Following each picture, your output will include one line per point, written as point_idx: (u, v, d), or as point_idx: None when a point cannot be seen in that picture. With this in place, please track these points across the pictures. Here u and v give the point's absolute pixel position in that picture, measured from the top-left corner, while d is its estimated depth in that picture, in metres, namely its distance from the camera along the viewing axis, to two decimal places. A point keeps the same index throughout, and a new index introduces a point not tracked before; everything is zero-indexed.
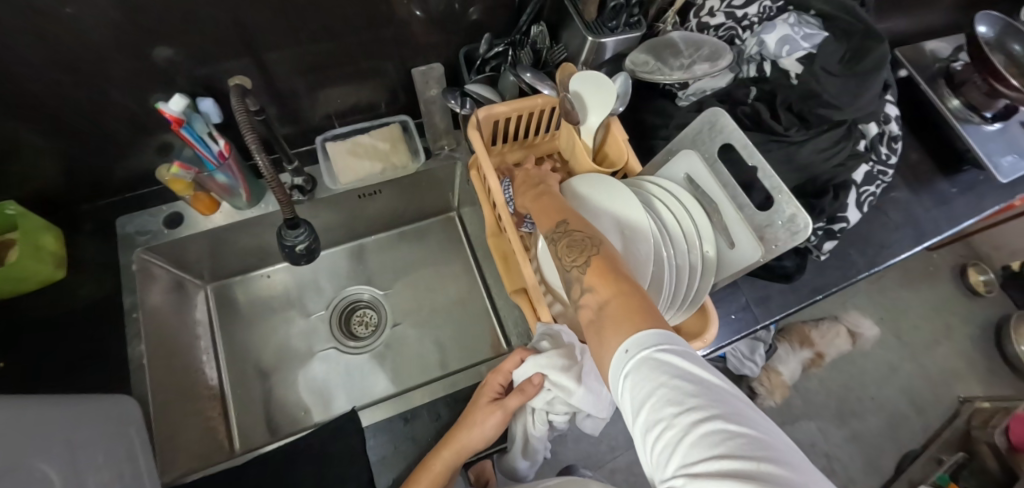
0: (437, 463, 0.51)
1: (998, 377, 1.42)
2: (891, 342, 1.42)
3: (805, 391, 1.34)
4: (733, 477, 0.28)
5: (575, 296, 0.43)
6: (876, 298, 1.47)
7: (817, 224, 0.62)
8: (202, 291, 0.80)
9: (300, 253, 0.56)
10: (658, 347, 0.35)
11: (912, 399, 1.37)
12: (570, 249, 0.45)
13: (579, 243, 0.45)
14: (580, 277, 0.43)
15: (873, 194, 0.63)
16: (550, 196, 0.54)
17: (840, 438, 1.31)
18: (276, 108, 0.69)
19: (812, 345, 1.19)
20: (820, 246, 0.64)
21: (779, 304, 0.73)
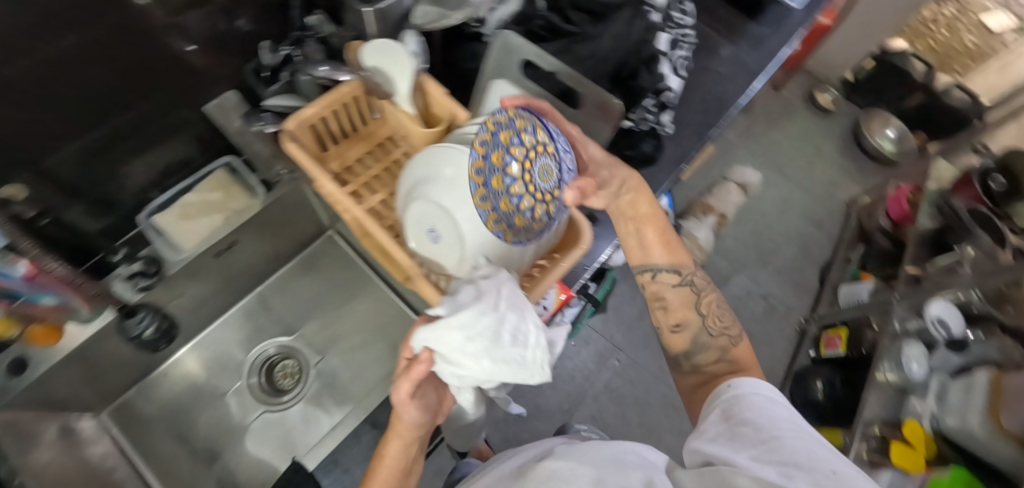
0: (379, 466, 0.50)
1: (867, 173, 1.63)
2: (775, 181, 1.58)
3: (727, 251, 1.45)
4: (794, 459, 0.38)
5: (705, 349, 0.58)
6: (753, 149, 1.61)
7: (648, 101, 0.66)
8: (99, 423, 0.72)
9: (150, 335, 0.66)
10: (754, 389, 0.47)
11: (810, 221, 1.54)
12: (713, 308, 0.60)
13: (726, 313, 0.60)
14: (714, 337, 0.59)
15: (683, 56, 0.68)
16: (671, 234, 0.58)
17: (769, 277, 1.44)
18: (81, 202, 0.61)
19: (714, 210, 1.29)
20: (660, 119, 0.69)
21: (653, 187, 0.78)
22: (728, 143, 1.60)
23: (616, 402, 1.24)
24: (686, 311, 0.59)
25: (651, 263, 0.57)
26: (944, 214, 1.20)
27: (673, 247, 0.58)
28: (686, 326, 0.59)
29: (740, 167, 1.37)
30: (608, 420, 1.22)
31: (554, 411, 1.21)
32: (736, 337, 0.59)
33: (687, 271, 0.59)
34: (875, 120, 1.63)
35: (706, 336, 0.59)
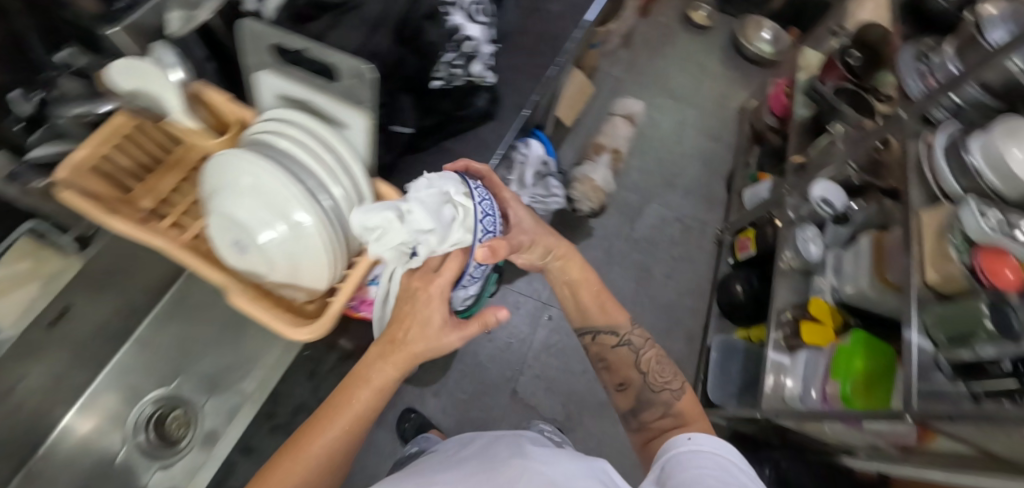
0: (355, 399, 0.56)
1: (751, 78, 1.67)
2: (667, 105, 1.61)
3: (635, 184, 1.47)
4: None
5: (649, 390, 0.78)
6: (640, 80, 1.62)
7: (449, 54, 0.64)
8: None
9: None
10: (713, 448, 0.57)
11: (707, 136, 1.57)
12: (653, 363, 0.80)
13: (666, 369, 0.80)
14: (653, 383, 0.78)
15: (477, 1, 0.67)
16: (608, 304, 0.83)
17: (679, 198, 1.48)
18: None
19: (605, 147, 1.30)
20: (471, 70, 0.67)
21: (498, 140, 0.77)
22: (615, 78, 1.61)
23: (557, 355, 1.26)
24: (628, 367, 0.81)
25: (595, 324, 0.83)
26: (813, 100, 1.25)
27: (613, 314, 0.83)
28: (631, 383, 0.80)
29: (623, 99, 1.38)
30: (553, 375, 1.24)
31: (498, 381, 1.22)
32: (677, 391, 0.77)
33: (626, 333, 0.82)
34: (748, 26, 1.67)
35: (649, 392, 0.78)
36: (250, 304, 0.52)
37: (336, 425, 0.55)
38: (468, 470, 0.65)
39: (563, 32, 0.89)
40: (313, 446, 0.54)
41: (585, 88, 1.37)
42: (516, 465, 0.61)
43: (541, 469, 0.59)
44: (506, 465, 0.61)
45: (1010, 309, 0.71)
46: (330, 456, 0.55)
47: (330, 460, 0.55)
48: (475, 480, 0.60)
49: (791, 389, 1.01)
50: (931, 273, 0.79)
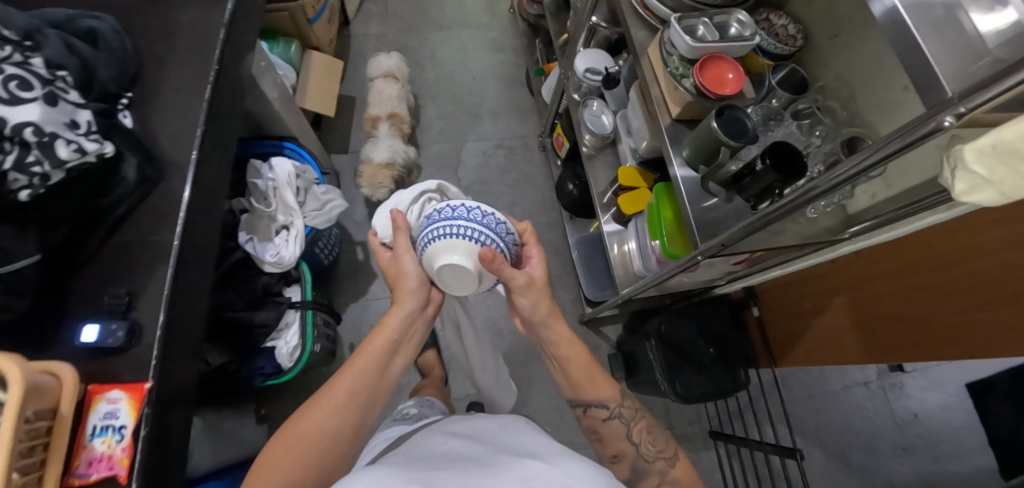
0: (366, 352, 0.68)
1: None
2: (441, 37, 1.51)
3: (444, 132, 1.40)
4: None
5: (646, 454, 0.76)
6: (402, 26, 1.51)
7: (6, 159, 0.52)
8: None
9: None
10: None
11: (491, 52, 1.52)
12: (646, 435, 0.78)
13: (658, 437, 0.78)
14: (644, 450, 0.76)
15: (14, 76, 0.53)
16: (601, 380, 0.82)
17: (489, 125, 1.43)
18: None
19: (380, 116, 1.22)
20: (60, 158, 0.54)
21: (177, 199, 0.67)
22: (376, 35, 1.48)
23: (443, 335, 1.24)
24: (619, 438, 0.78)
25: (590, 394, 0.81)
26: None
27: (604, 388, 0.81)
28: (624, 456, 0.77)
29: (378, 57, 1.26)
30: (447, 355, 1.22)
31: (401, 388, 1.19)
32: (672, 459, 0.75)
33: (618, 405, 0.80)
34: None
35: (644, 462, 0.75)
36: None
37: (348, 380, 0.65)
38: (481, 457, 0.62)
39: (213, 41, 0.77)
40: (331, 396, 0.63)
41: (335, 65, 1.25)
42: (531, 465, 0.58)
43: (557, 468, 0.57)
44: (519, 463, 0.59)
45: (742, 111, 0.68)
46: (344, 409, 0.63)
47: (348, 405, 0.63)
48: (490, 473, 0.56)
49: (638, 265, 1.05)
50: (673, 107, 0.76)
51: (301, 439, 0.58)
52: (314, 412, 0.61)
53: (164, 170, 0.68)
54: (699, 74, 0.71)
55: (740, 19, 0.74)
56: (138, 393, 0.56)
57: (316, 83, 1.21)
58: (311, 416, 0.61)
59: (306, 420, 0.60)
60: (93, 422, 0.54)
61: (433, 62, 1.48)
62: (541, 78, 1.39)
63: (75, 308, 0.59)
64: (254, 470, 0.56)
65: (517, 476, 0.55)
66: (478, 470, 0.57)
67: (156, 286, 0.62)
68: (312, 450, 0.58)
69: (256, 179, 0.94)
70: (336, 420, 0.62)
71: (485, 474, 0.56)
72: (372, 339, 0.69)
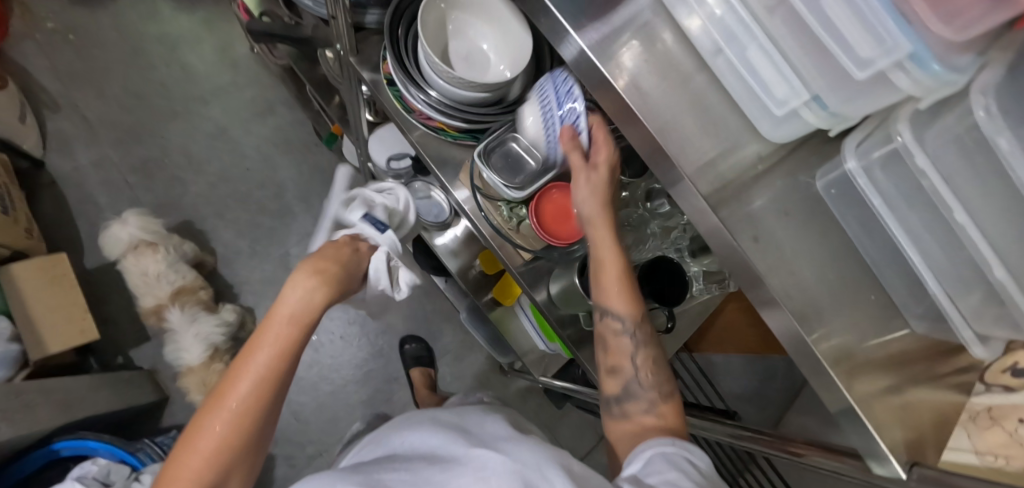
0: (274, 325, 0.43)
1: (226, 9, 1.20)
2: (181, 129, 1.11)
3: (254, 254, 1.08)
4: None
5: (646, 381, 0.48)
6: (121, 137, 1.09)
7: None
8: None
9: None
10: (661, 446, 0.39)
11: (259, 118, 1.15)
12: (651, 364, 0.49)
13: (664, 366, 0.50)
14: (643, 371, 0.48)
15: None
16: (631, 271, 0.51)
17: (306, 213, 1.12)
18: None
19: (167, 298, 0.93)
20: None
21: None
22: (94, 163, 1.07)
23: None
24: (619, 354, 0.49)
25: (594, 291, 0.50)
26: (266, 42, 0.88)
27: (618, 290, 0.49)
28: (617, 372, 0.49)
29: (110, 229, 0.92)
30: None
31: None
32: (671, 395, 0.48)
33: (635, 323, 0.49)
34: None
35: (636, 386, 0.48)
36: None
37: (257, 365, 0.41)
38: (421, 447, 0.43)
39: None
40: (237, 386, 0.40)
41: (59, 265, 0.88)
42: (483, 452, 0.39)
43: (513, 455, 0.37)
44: (469, 450, 0.39)
45: None
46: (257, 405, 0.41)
47: (262, 392, 0.41)
48: (440, 470, 0.38)
49: (543, 347, 0.87)
50: (520, 255, 0.60)
51: (199, 452, 0.38)
52: (216, 407, 0.40)
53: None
54: (540, 221, 0.57)
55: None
56: None
57: (48, 307, 0.85)
58: (214, 414, 0.40)
59: (202, 420, 0.40)
60: None
61: (191, 167, 1.10)
62: (336, 143, 1.09)
63: None
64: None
65: (466, 469, 0.37)
66: (428, 464, 0.39)
67: None
68: (217, 458, 0.39)
69: None
70: (245, 419, 0.40)
71: (433, 470, 0.38)
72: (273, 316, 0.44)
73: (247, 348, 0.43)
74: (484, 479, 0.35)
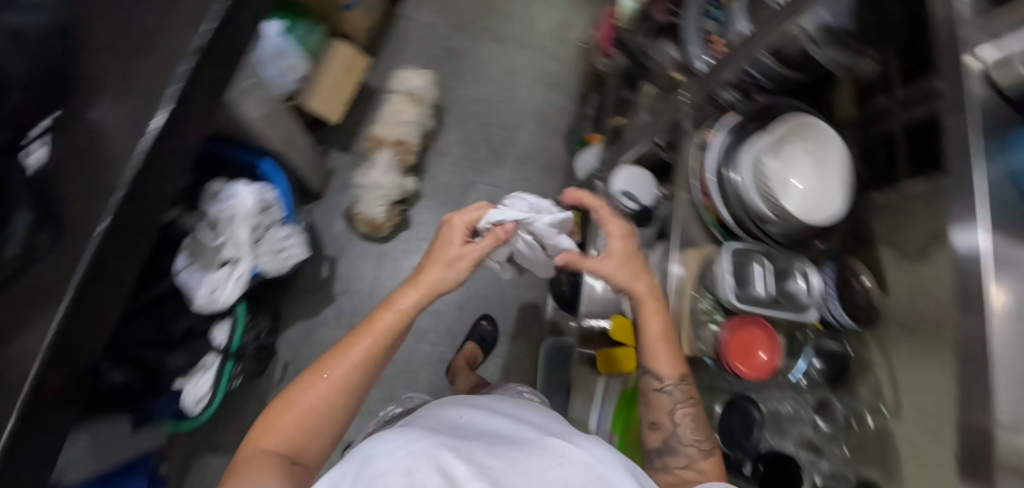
0: (378, 322, 0.59)
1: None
2: (493, 50, 1.30)
3: (454, 162, 1.22)
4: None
5: (683, 434, 0.58)
6: (455, 22, 1.30)
7: None
8: None
9: None
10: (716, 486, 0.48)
11: (543, 83, 1.31)
12: (690, 422, 0.58)
13: (703, 426, 0.58)
14: (677, 424, 0.58)
15: None
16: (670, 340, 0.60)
17: (510, 171, 1.25)
18: None
19: (387, 140, 1.08)
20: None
21: (57, 279, 0.51)
22: (427, 23, 1.29)
23: (381, 387, 1.13)
24: (660, 411, 0.59)
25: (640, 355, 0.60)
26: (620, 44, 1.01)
27: (662, 356, 0.59)
28: (660, 428, 0.59)
29: (402, 72, 1.13)
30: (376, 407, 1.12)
31: None
32: (708, 450, 0.57)
33: (676, 383, 0.59)
34: None
35: (677, 442, 0.58)
36: None
37: (355, 354, 0.56)
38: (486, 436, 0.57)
39: (181, 52, 0.62)
40: (336, 364, 0.56)
41: (356, 64, 1.07)
42: (556, 442, 0.54)
43: (586, 452, 0.52)
44: (540, 439, 0.55)
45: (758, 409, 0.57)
46: (351, 377, 0.55)
47: (353, 379, 0.56)
48: (515, 449, 0.52)
49: (592, 428, 0.85)
50: (685, 348, 0.63)
51: (298, 410, 0.53)
52: (316, 378, 0.55)
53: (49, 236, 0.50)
54: (725, 340, 0.58)
55: (827, 290, 0.61)
56: None
57: (329, 82, 1.04)
58: (313, 388, 0.54)
59: (300, 391, 0.54)
60: None
61: (474, 76, 1.28)
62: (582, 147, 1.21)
63: None
64: (251, 436, 0.52)
65: (540, 450, 0.52)
66: (500, 445, 0.54)
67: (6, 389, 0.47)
68: (309, 419, 0.53)
69: (208, 204, 0.82)
70: (344, 384, 0.55)
71: (511, 450, 0.53)
72: (380, 319, 0.59)
73: (348, 339, 0.58)
74: (560, 462, 0.50)
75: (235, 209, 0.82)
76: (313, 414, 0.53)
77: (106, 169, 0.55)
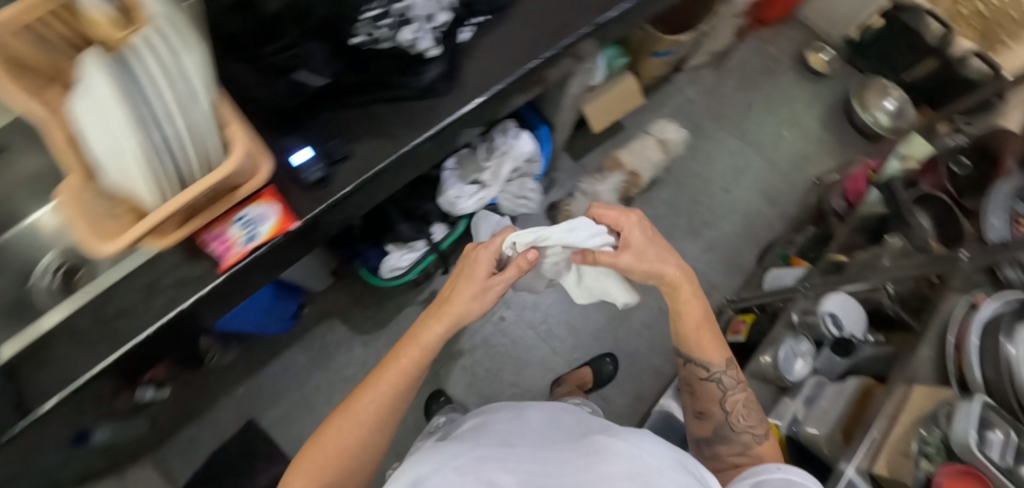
0: (405, 354, 0.60)
1: (850, 149, 1.39)
2: (734, 146, 1.38)
3: (653, 216, 1.30)
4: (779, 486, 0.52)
5: (737, 424, 0.66)
6: (714, 109, 1.42)
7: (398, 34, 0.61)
8: None
9: None
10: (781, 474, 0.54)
11: (765, 193, 1.35)
12: (742, 408, 0.67)
13: (753, 412, 0.67)
14: (731, 412, 0.67)
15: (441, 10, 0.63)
16: (707, 333, 0.68)
17: (696, 251, 1.30)
18: None
19: (623, 167, 1.20)
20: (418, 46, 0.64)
21: (430, 119, 0.69)
22: (691, 97, 1.42)
23: (493, 358, 1.20)
24: (710, 401, 0.69)
25: (690, 348, 0.69)
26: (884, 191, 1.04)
27: (711, 346, 0.68)
28: (711, 417, 0.69)
29: (659, 123, 1.26)
30: (481, 376, 1.19)
31: None
32: (762, 437, 0.65)
33: (722, 371, 0.68)
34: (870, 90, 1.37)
35: (729, 430, 0.66)
36: (76, 207, 0.51)
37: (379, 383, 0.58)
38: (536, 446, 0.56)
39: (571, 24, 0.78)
40: (359, 399, 0.58)
41: (632, 98, 1.22)
42: (601, 440, 0.52)
43: (634, 446, 0.49)
44: (586, 440, 0.54)
45: None
46: (380, 410, 0.57)
47: (378, 412, 0.57)
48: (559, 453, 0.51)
49: None
50: (881, 465, 0.63)
51: (329, 444, 0.55)
52: (344, 412, 0.57)
53: (451, 86, 0.71)
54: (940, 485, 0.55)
55: None
56: (282, 225, 0.62)
57: (607, 100, 1.18)
58: (340, 424, 0.56)
59: (336, 428, 0.56)
60: (245, 212, 0.60)
61: (707, 157, 1.37)
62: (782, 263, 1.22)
63: (307, 132, 0.65)
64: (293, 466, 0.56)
65: (584, 450, 0.51)
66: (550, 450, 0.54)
67: (366, 165, 0.66)
68: (348, 453, 0.56)
69: (499, 136, 0.96)
70: (371, 417, 0.57)
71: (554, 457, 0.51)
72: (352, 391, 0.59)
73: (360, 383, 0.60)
74: (606, 455, 0.48)
75: (512, 150, 0.95)
76: (349, 446, 0.56)
77: (490, 72, 0.73)
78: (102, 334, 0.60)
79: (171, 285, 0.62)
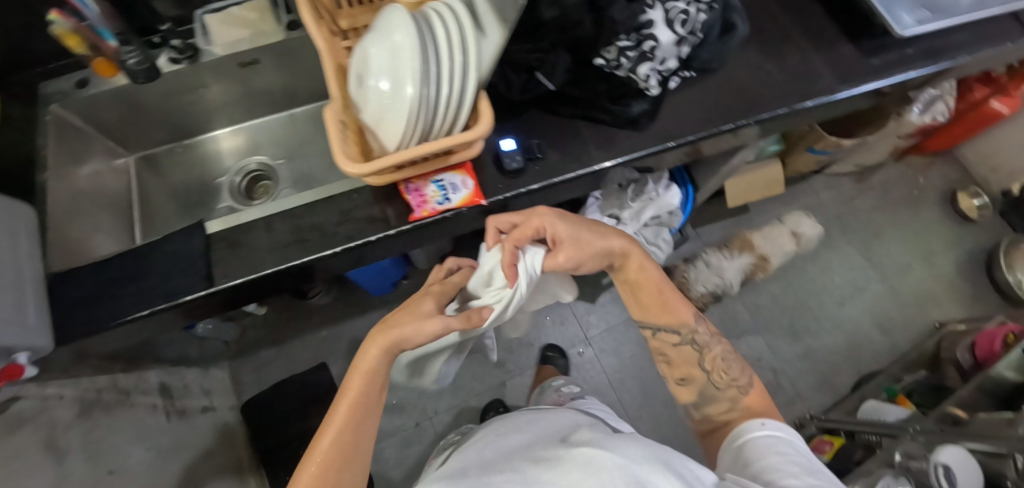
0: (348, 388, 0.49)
1: (983, 304, 1.31)
2: (857, 263, 1.34)
3: (755, 304, 1.29)
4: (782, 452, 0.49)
5: (718, 383, 0.61)
6: (845, 220, 1.39)
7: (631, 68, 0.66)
8: (126, 160, 0.89)
9: (135, 67, 0.74)
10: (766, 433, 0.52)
11: (878, 320, 1.29)
12: (721, 367, 0.62)
13: (733, 364, 0.62)
14: (712, 379, 0.62)
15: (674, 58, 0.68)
16: (668, 292, 0.64)
17: (790, 354, 1.26)
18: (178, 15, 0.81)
19: (753, 250, 1.22)
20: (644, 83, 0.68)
21: (626, 147, 0.73)
22: (824, 201, 1.41)
23: None
24: (687, 366, 0.64)
25: (652, 313, 0.65)
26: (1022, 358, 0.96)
27: (673, 305, 0.64)
28: (692, 381, 0.63)
29: (799, 216, 1.27)
30: None
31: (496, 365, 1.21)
32: (746, 386, 0.60)
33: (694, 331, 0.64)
34: None
35: (712, 389, 0.61)
36: (334, 120, 0.58)
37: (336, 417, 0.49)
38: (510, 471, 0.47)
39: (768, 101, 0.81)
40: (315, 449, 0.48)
41: (775, 187, 1.23)
42: (584, 450, 0.42)
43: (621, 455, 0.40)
44: (563, 451, 0.44)
45: None
46: (344, 449, 0.48)
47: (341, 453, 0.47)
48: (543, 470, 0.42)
49: None
50: None
51: None
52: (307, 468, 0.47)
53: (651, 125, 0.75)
54: None
55: None
56: (472, 198, 0.67)
57: (751, 179, 1.19)
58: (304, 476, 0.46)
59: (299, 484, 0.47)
60: (444, 177, 0.67)
61: (826, 265, 1.34)
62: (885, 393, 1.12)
63: (516, 128, 0.72)
64: None
65: (571, 461, 0.42)
66: (527, 464, 0.45)
67: (555, 171, 0.71)
68: None
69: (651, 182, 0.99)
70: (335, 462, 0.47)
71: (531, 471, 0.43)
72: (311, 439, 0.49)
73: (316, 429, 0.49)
74: (593, 474, 0.38)
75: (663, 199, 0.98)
76: None
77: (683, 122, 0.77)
78: (292, 238, 0.67)
79: (359, 219, 0.69)
